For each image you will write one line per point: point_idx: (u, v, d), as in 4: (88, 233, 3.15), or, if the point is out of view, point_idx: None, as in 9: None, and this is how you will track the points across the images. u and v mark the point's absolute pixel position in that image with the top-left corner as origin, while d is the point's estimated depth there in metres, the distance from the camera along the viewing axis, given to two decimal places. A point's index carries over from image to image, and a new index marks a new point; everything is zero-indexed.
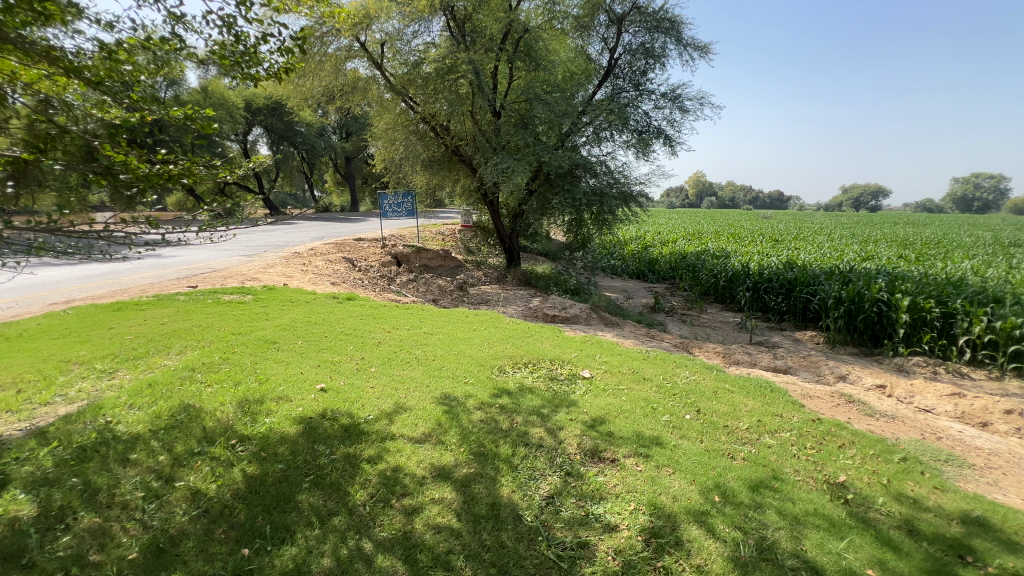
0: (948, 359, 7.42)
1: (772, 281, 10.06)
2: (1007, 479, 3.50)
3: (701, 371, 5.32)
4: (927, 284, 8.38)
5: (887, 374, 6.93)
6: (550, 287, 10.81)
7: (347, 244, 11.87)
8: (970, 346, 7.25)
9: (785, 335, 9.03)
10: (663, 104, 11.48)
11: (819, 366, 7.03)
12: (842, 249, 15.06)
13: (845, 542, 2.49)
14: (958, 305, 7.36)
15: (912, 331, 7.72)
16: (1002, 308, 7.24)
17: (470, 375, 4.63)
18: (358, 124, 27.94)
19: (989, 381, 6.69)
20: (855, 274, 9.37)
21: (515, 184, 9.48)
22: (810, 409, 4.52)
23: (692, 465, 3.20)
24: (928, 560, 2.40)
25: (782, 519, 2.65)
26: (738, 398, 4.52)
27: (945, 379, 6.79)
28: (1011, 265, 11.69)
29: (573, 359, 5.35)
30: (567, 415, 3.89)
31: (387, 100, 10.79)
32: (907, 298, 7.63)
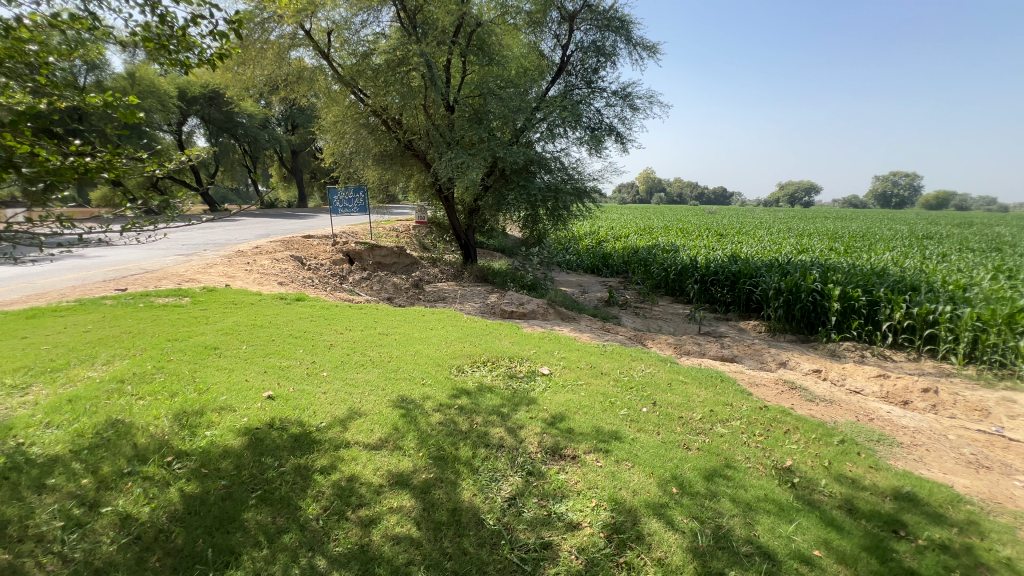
0: (874, 343, 8.01)
1: (718, 273, 10.49)
2: (930, 454, 3.81)
3: (656, 363, 5.46)
4: (855, 275, 9.01)
5: (822, 359, 7.41)
6: (507, 283, 10.77)
7: (295, 241, 11.34)
8: (892, 330, 7.86)
9: (731, 325, 9.47)
10: (615, 102, 11.67)
11: (762, 354, 7.41)
12: (780, 242, 15.96)
13: (793, 525, 2.60)
14: (882, 294, 7.96)
15: (843, 318, 8.29)
16: (919, 296, 7.89)
17: (427, 375, 4.52)
18: (305, 116, 26.75)
19: (909, 363, 7.29)
20: (793, 265, 9.94)
21: (470, 180, 9.38)
22: (756, 396, 4.74)
23: (650, 457, 3.26)
24: (866, 537, 2.55)
25: (735, 506, 2.75)
26: (691, 389, 4.68)
27: (872, 362, 7.34)
28: (925, 256, 12.79)
29: (532, 356, 5.34)
30: (528, 413, 3.87)
31: (336, 92, 10.37)
32: (838, 288, 8.18)
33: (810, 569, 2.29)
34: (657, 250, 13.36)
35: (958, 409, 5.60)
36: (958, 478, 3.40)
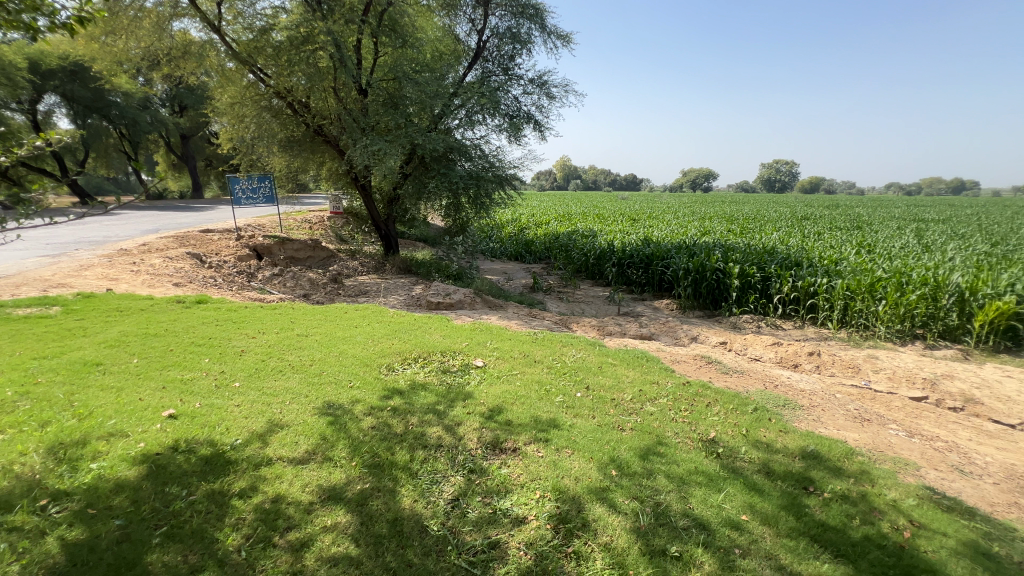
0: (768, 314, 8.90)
1: (633, 257, 11.01)
2: (824, 413, 4.27)
3: (585, 347, 5.60)
4: (751, 254, 9.90)
5: (726, 331, 8.07)
6: (431, 273, 10.50)
7: (191, 236, 10.16)
8: (781, 302, 8.76)
9: (646, 304, 10.03)
10: (532, 89, 11.70)
11: (676, 330, 7.91)
12: (686, 225, 17.13)
13: (722, 493, 2.78)
14: (773, 270, 8.83)
15: (742, 293, 9.10)
16: (803, 270, 8.86)
17: (355, 377, 4.25)
18: (195, 96, 23.96)
19: (796, 330, 8.19)
20: (698, 247, 10.71)
21: (388, 168, 8.94)
22: (678, 373, 5.04)
23: (588, 442, 3.32)
24: (783, 496, 2.79)
25: (670, 482, 2.88)
26: (620, 370, 4.86)
27: (767, 331, 8.13)
28: (806, 235, 14.41)
29: (465, 348, 5.24)
30: (465, 408, 3.77)
31: (230, 70, 9.33)
32: (737, 266, 8.95)
33: (739, 534, 2.46)
34: (577, 236, 13.75)
35: (838, 368, 6.39)
36: (848, 432, 3.86)
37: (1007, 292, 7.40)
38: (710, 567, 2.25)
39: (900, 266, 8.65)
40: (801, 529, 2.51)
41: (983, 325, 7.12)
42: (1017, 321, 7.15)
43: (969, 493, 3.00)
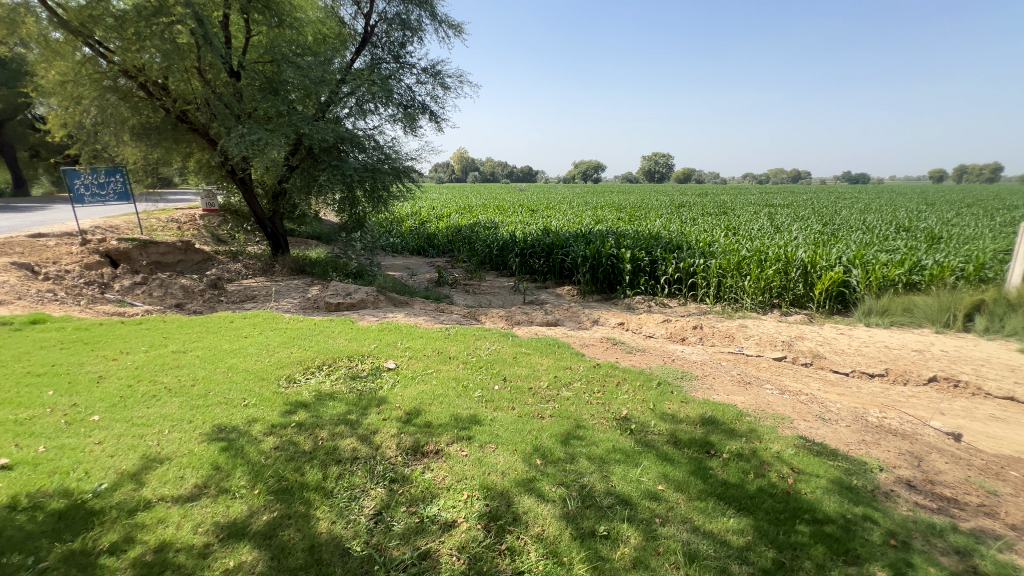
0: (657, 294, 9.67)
1: (534, 246, 11.28)
2: (714, 380, 4.73)
3: (498, 339, 5.60)
4: (639, 240, 10.67)
5: (623, 312, 8.60)
6: (328, 273, 9.77)
7: (16, 242, 8.33)
8: (667, 282, 9.57)
9: (549, 291, 10.35)
10: (425, 79, 11.36)
11: (579, 314, 8.27)
12: (581, 214, 17.99)
13: (639, 467, 2.95)
14: (659, 253, 9.62)
15: (634, 276, 9.77)
16: (684, 252, 9.76)
17: (250, 395, 3.79)
18: (8, 73, 19.64)
19: (681, 306, 9.00)
20: (593, 235, 11.30)
21: (270, 160, 8.11)
22: (588, 356, 5.26)
23: (510, 434, 3.32)
24: (691, 462, 3.03)
25: (592, 464, 2.99)
26: (534, 359, 4.94)
27: (657, 310, 8.83)
28: (685, 221, 15.95)
29: (374, 350, 4.94)
30: (379, 414, 3.56)
31: (57, 41, 7.75)
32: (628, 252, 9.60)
33: (657, 503, 2.63)
34: (479, 228, 13.75)
35: (717, 338, 7.15)
36: (735, 396, 4.31)
37: (838, 263, 8.85)
38: (636, 540, 2.37)
39: (759, 245, 9.92)
40: (708, 490, 2.74)
41: (822, 292, 8.45)
42: (845, 287, 8.60)
43: (830, 436, 3.51)
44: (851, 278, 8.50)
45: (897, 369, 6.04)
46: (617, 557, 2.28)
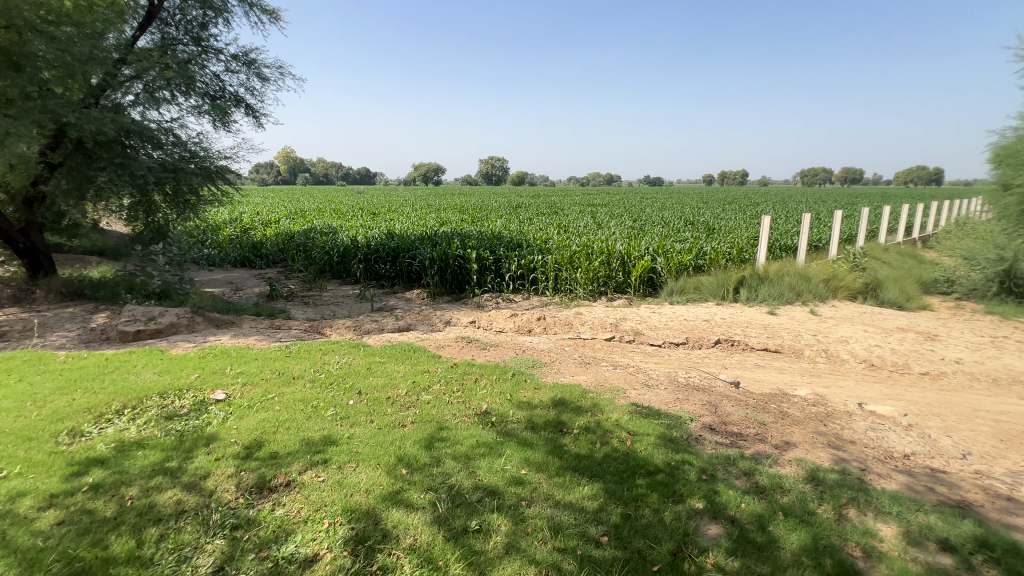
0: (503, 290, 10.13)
1: (379, 251, 10.85)
2: (561, 365, 5.16)
3: (348, 351, 5.26)
4: (483, 240, 11.05)
5: (473, 311, 8.81)
6: (119, 295, 7.93)
7: None
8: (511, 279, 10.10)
9: (398, 296, 10.05)
10: (236, 68, 10.00)
11: (431, 317, 8.21)
12: (425, 217, 17.91)
13: (503, 457, 3.08)
14: (502, 252, 10.09)
15: (481, 275, 10.08)
16: (524, 250, 10.45)
17: (13, 463, 2.89)
18: None
19: (525, 301, 9.60)
20: (439, 236, 11.35)
21: (15, 155, 6.24)
22: (444, 357, 5.28)
23: (371, 449, 3.15)
24: (548, 443, 3.27)
25: (458, 462, 3.02)
26: (389, 367, 4.77)
27: (505, 306, 9.28)
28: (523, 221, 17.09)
29: (194, 382, 4.19)
30: (210, 455, 3.05)
31: None
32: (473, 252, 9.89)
33: (522, 488, 2.78)
34: (315, 233, 12.68)
35: (559, 326, 7.82)
36: (578, 376, 4.77)
37: (646, 253, 10.46)
38: (506, 527, 2.47)
39: (586, 240, 11.14)
40: (565, 465, 3.00)
41: (637, 278, 9.90)
42: (653, 272, 10.21)
43: (653, 399, 4.13)
44: (657, 265, 10.12)
45: (694, 337, 7.40)
46: (489, 547, 2.35)
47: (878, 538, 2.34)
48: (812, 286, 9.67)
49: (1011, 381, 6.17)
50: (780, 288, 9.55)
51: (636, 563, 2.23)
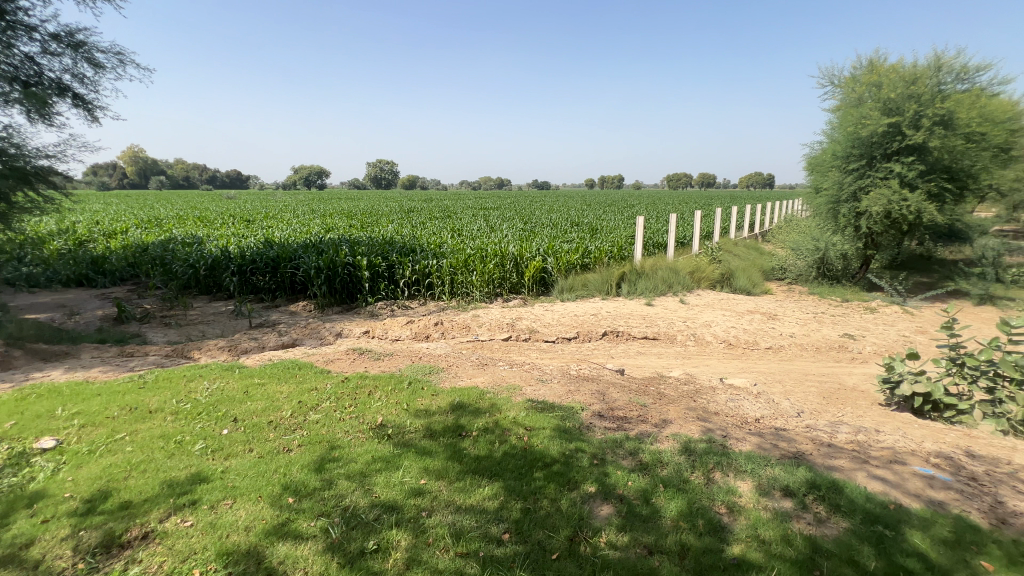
0: (397, 297, 9.80)
1: (256, 261, 9.83)
2: (458, 369, 5.14)
3: (221, 375, 4.69)
4: (373, 246, 10.59)
5: (366, 321, 8.39)
6: None
7: None
8: (406, 285, 9.82)
9: (281, 310, 9.20)
10: (58, 50, 8.36)
11: (320, 330, 7.66)
12: (308, 223, 16.68)
13: (401, 470, 2.98)
14: (394, 258, 9.77)
15: (373, 282, 9.65)
16: (417, 255, 10.22)
17: None
18: None
19: (422, 306, 9.40)
20: (325, 243, 10.63)
21: None
22: (334, 372, 4.96)
23: (250, 481, 2.84)
24: (447, 449, 3.24)
25: (352, 481, 2.86)
26: (271, 388, 4.35)
27: (400, 313, 8.99)
28: (415, 225, 16.74)
29: (9, 431, 3.41)
30: (35, 517, 2.51)
31: None
32: (364, 259, 9.43)
33: (422, 498, 2.71)
34: (175, 244, 11.11)
35: (457, 330, 7.80)
36: (476, 377, 4.79)
37: (537, 254, 10.88)
38: (406, 542, 2.39)
39: (480, 243, 11.25)
40: (465, 469, 2.99)
41: (530, 278, 10.26)
42: (545, 272, 10.66)
43: (548, 393, 4.31)
44: (547, 265, 10.59)
45: (584, 331, 7.87)
46: (389, 566, 2.25)
47: (737, 494, 2.70)
48: (680, 278, 10.86)
49: (829, 348, 7.54)
50: (654, 281, 10.57)
51: (537, 554, 2.30)
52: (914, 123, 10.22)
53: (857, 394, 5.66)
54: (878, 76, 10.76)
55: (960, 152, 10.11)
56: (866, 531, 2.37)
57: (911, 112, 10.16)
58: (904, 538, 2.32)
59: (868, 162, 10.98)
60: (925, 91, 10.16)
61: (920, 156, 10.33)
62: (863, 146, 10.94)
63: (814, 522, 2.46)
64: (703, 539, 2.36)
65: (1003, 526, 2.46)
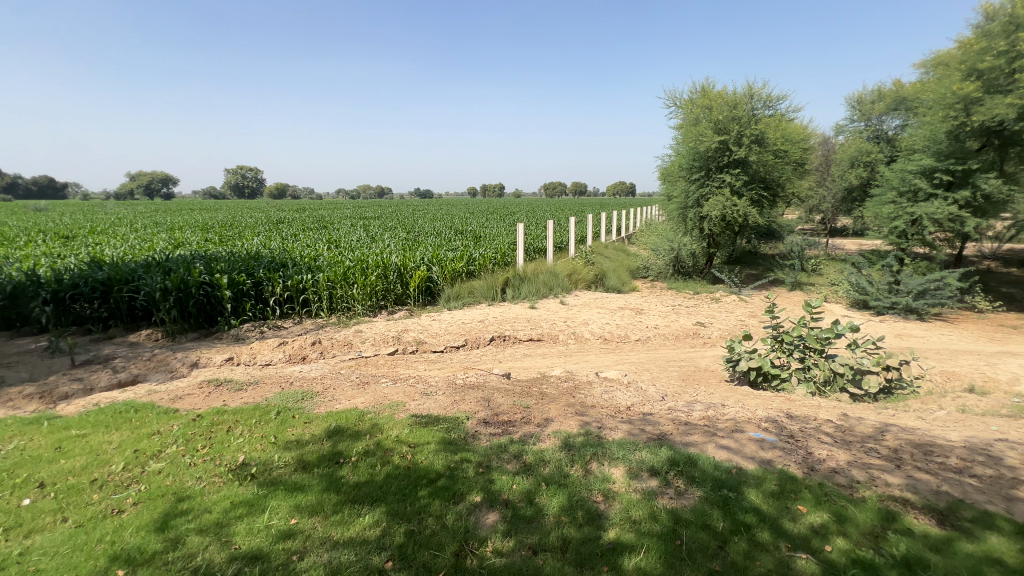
0: (267, 318, 8.78)
1: (78, 285, 8.01)
2: (336, 390, 4.77)
3: (22, 431, 3.74)
4: (235, 262, 9.27)
5: (229, 346, 7.38)
6: None
7: None
8: (277, 303, 8.83)
9: (116, 342, 7.63)
10: None
11: (168, 361, 6.55)
12: (148, 239, 14.23)
13: (266, 512, 2.66)
14: (261, 274, 8.70)
15: (236, 303, 8.49)
16: (289, 270, 9.24)
17: None
18: None
19: (296, 326, 8.58)
20: (174, 261, 9.06)
21: None
22: (184, 410, 4.26)
23: (63, 560, 2.30)
24: (323, 480, 2.97)
25: (206, 536, 2.48)
26: (95, 439, 3.59)
27: (271, 335, 8.08)
28: (285, 237, 15.26)
29: None
30: None
31: None
32: (225, 276, 8.21)
33: (292, 540, 2.45)
34: None
35: (337, 348, 7.27)
36: (356, 398, 4.49)
37: (422, 263, 10.61)
38: None
39: (359, 255, 10.60)
40: (343, 499, 2.77)
41: (415, 288, 10.01)
42: (430, 281, 10.48)
43: (433, 406, 4.22)
44: (433, 274, 10.42)
45: (472, 338, 7.89)
46: None
47: (611, 481, 2.90)
48: (560, 281, 11.46)
49: (685, 336, 8.57)
50: (537, 285, 11.01)
51: None
52: (737, 141, 12.13)
53: (708, 374, 6.50)
54: (709, 100, 12.55)
55: (770, 165, 12.24)
56: (715, 496, 2.70)
57: (735, 132, 12.03)
58: (744, 497, 2.70)
59: (706, 173, 12.75)
60: (744, 114, 12.12)
61: (743, 169, 12.29)
62: (701, 159, 12.67)
63: (675, 496, 2.74)
64: (582, 530, 2.48)
65: (813, 473, 3.00)
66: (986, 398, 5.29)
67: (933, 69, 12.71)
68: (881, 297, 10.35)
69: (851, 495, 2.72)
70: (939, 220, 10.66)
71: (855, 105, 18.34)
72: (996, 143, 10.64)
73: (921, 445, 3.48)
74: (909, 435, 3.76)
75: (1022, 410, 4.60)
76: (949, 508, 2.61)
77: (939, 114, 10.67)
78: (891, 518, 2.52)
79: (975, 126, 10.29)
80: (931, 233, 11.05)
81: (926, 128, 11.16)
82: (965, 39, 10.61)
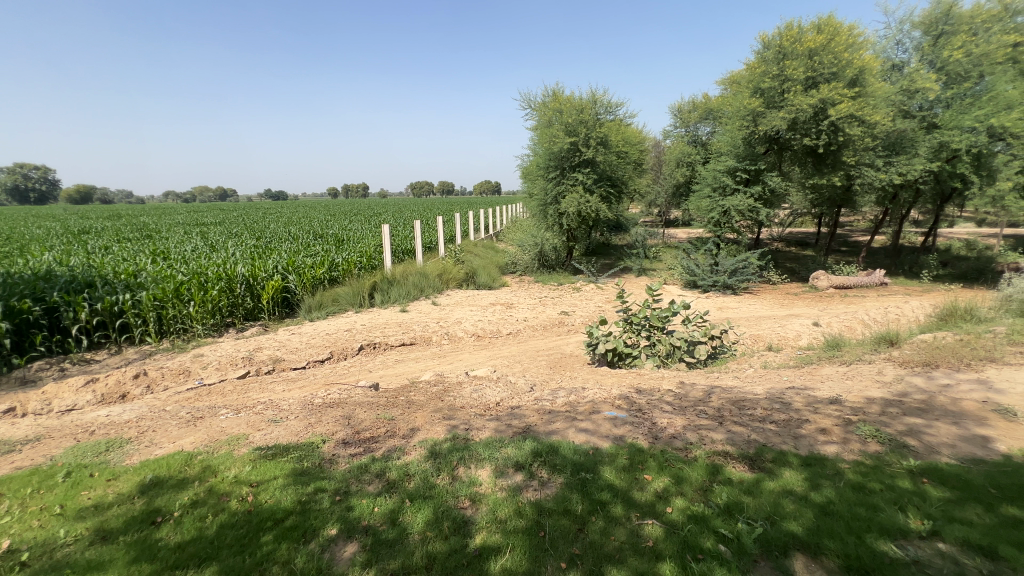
0: (69, 352, 6.92)
1: None
2: (158, 432, 3.95)
3: None
4: (14, 282, 7.05)
5: (8, 393, 5.64)
6: None
7: None
8: (83, 332, 7.03)
9: None
10: None
11: None
12: None
13: None
14: (57, 298, 6.82)
15: (19, 337, 6.51)
16: (98, 290, 7.40)
17: None
18: None
19: (113, 358, 6.95)
20: None
21: None
22: None
23: None
24: (131, 549, 2.41)
25: None
26: None
27: (77, 372, 6.41)
28: (89, 250, 12.33)
29: None
30: None
31: None
32: None
33: None
34: None
35: (167, 379, 6.09)
36: (184, 438, 3.78)
37: (276, 271, 9.43)
38: None
39: (195, 266, 9.00)
40: (159, 569, 2.27)
41: (269, 300, 8.90)
42: (287, 292, 9.41)
43: (283, 434, 3.75)
44: (289, 283, 9.36)
45: (337, 350, 7.28)
46: None
47: (478, 484, 2.86)
48: (430, 282, 11.22)
49: (553, 325, 9.07)
50: (406, 288, 10.64)
51: None
52: (586, 143, 13.14)
53: (572, 359, 6.94)
54: (559, 105, 13.41)
55: (615, 165, 13.53)
56: (574, 480, 2.84)
57: (583, 134, 13.01)
58: (599, 476, 2.88)
59: (561, 173, 13.61)
60: (590, 118, 13.11)
61: (592, 168, 13.40)
62: (556, 160, 13.50)
63: (539, 486, 2.81)
64: (448, 542, 2.39)
65: (656, 441, 3.33)
66: (781, 354, 6.52)
67: (730, 86, 15.34)
68: (705, 277, 12.15)
69: (685, 457, 3.08)
70: (742, 211, 12.88)
71: (676, 113, 21.24)
72: (775, 148, 13.09)
73: (736, 401, 4.12)
74: (729, 394, 4.42)
75: (804, 360, 5.77)
76: (756, 453, 3.11)
77: (737, 123, 12.91)
78: (715, 471, 2.90)
79: (761, 134, 12.60)
80: (738, 222, 13.30)
81: (729, 135, 13.42)
82: (751, 63, 12.91)
